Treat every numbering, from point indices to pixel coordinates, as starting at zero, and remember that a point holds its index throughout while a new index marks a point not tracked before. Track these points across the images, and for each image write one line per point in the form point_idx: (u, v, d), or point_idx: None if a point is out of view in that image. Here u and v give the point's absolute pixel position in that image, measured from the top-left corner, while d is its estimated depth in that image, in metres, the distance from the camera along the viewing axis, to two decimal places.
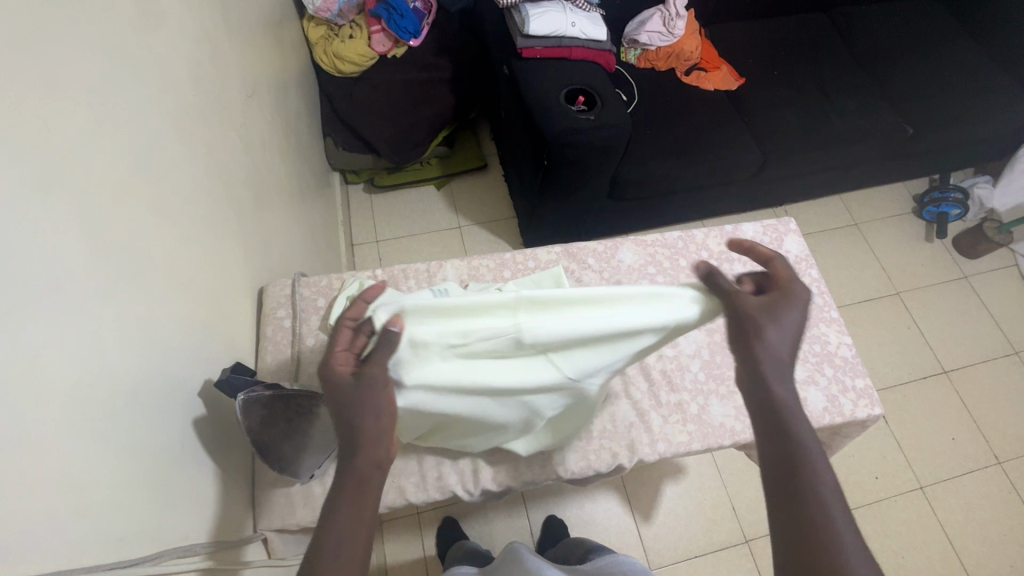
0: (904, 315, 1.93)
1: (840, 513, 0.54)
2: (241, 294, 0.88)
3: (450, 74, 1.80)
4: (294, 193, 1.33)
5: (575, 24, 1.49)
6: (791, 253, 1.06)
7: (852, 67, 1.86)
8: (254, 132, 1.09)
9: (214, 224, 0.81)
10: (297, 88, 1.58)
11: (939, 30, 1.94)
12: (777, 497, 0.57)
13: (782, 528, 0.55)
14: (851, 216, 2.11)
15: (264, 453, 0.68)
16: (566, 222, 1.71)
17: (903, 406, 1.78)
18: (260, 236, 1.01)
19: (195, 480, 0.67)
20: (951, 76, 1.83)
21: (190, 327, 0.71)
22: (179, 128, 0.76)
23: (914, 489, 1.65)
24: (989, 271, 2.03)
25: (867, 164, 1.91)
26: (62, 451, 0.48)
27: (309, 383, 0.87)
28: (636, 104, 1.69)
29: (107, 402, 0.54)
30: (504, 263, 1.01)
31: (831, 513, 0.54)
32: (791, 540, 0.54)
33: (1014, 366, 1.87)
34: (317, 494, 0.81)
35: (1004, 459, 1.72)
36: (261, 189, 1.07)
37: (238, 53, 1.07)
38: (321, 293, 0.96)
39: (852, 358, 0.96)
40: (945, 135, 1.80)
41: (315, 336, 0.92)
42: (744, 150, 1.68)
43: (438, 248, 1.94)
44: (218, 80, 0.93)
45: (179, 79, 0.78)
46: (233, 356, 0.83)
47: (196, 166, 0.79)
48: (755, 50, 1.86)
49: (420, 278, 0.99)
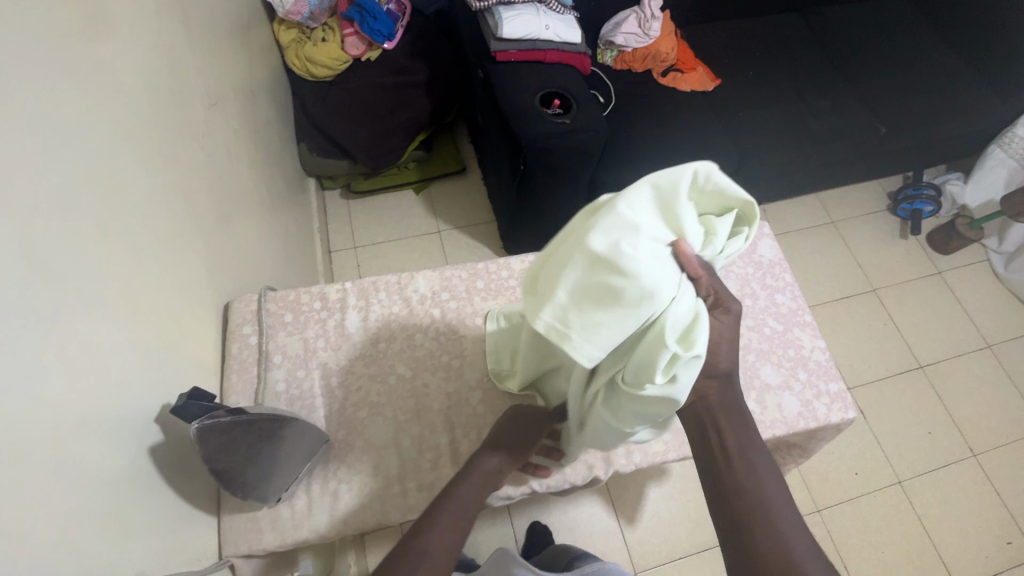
0: (881, 311, 1.96)
1: (795, 535, 0.62)
2: (203, 310, 0.85)
3: (425, 78, 1.78)
4: (264, 202, 1.30)
5: (549, 26, 1.48)
6: (765, 257, 1.06)
7: (826, 67, 1.88)
8: (218, 142, 1.06)
9: (174, 240, 0.79)
10: (267, 92, 1.55)
11: (911, 29, 1.96)
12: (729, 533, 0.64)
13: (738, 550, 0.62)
14: (829, 215, 2.13)
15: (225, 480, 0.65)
16: (544, 225, 1.70)
17: (880, 402, 1.80)
18: (224, 249, 0.98)
19: (153, 509, 0.65)
20: (922, 75, 1.86)
21: (146, 350, 0.68)
22: (131, 139, 0.73)
23: (893, 484, 1.68)
24: (962, 266, 2.07)
25: (842, 163, 1.93)
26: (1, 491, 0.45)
27: (277, 402, 0.84)
28: (613, 106, 1.69)
29: (50, 435, 0.51)
30: (478, 274, 0.99)
31: (785, 534, 0.61)
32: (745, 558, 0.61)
33: (987, 360, 1.91)
34: (286, 516, 0.78)
35: (979, 451, 1.75)
36: (226, 200, 1.04)
37: (200, 61, 1.04)
38: (289, 307, 0.93)
39: (826, 362, 0.95)
40: (917, 133, 1.83)
41: (283, 353, 0.89)
42: (721, 151, 1.69)
43: (418, 254, 1.92)
44: (177, 89, 0.91)
45: (132, 88, 0.75)
46: (194, 377, 0.80)
47: (151, 179, 0.76)
48: (731, 51, 1.87)
49: (391, 290, 0.96)
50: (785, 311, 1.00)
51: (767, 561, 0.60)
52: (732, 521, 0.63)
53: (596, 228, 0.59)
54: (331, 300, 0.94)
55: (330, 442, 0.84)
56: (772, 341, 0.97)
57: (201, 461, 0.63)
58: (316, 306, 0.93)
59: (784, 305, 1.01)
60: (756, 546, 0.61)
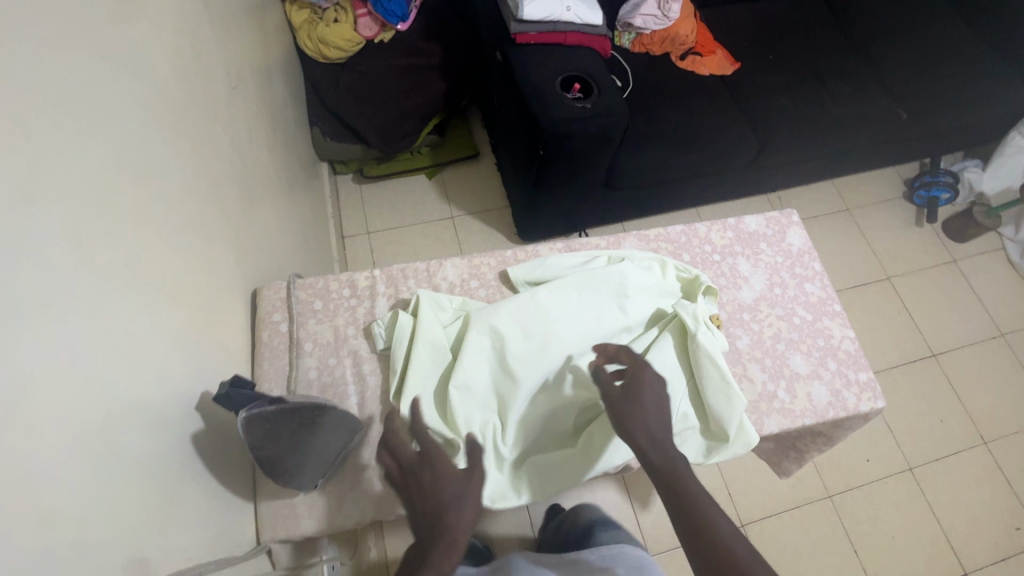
0: (895, 299, 1.96)
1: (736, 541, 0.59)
2: (231, 298, 0.84)
3: (439, 60, 1.77)
4: (281, 186, 1.28)
5: (570, 7, 1.42)
6: (794, 246, 0.98)
7: (846, 51, 1.85)
8: (239, 126, 1.04)
9: (202, 227, 0.78)
10: (281, 74, 1.52)
11: (933, 11, 1.93)
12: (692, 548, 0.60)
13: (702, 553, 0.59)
14: (844, 202, 2.12)
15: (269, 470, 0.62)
16: (560, 211, 1.70)
17: (892, 390, 1.81)
18: (248, 235, 0.96)
19: (193, 496, 0.64)
20: (946, 58, 1.82)
21: (173, 338, 0.66)
22: (150, 115, 0.70)
23: (904, 471, 1.69)
24: (977, 255, 2.06)
25: (862, 149, 1.90)
26: (31, 477, 0.43)
27: (310, 390, 0.80)
28: (631, 91, 1.67)
29: (100, 427, 0.51)
30: (507, 261, 0.93)
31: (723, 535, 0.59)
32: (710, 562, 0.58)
33: (1001, 349, 1.90)
34: (322, 504, 0.75)
35: (989, 440, 1.76)
36: (247, 184, 1.02)
37: (218, 41, 1.01)
38: (317, 295, 0.87)
39: (856, 352, 0.89)
40: (937, 121, 1.80)
41: (315, 341, 0.84)
42: (739, 136, 1.67)
43: (432, 240, 1.91)
44: (200, 72, 0.89)
45: (152, 63, 0.72)
46: (227, 364, 0.79)
47: (171, 159, 0.73)
48: (751, 33, 1.84)
49: (421, 278, 0.89)
50: (815, 301, 0.93)
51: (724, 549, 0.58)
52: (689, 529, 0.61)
53: (610, 255, 0.92)
54: (360, 288, 0.88)
55: (365, 431, 0.78)
56: (801, 330, 0.90)
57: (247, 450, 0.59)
58: (345, 294, 0.88)
59: (813, 294, 0.94)
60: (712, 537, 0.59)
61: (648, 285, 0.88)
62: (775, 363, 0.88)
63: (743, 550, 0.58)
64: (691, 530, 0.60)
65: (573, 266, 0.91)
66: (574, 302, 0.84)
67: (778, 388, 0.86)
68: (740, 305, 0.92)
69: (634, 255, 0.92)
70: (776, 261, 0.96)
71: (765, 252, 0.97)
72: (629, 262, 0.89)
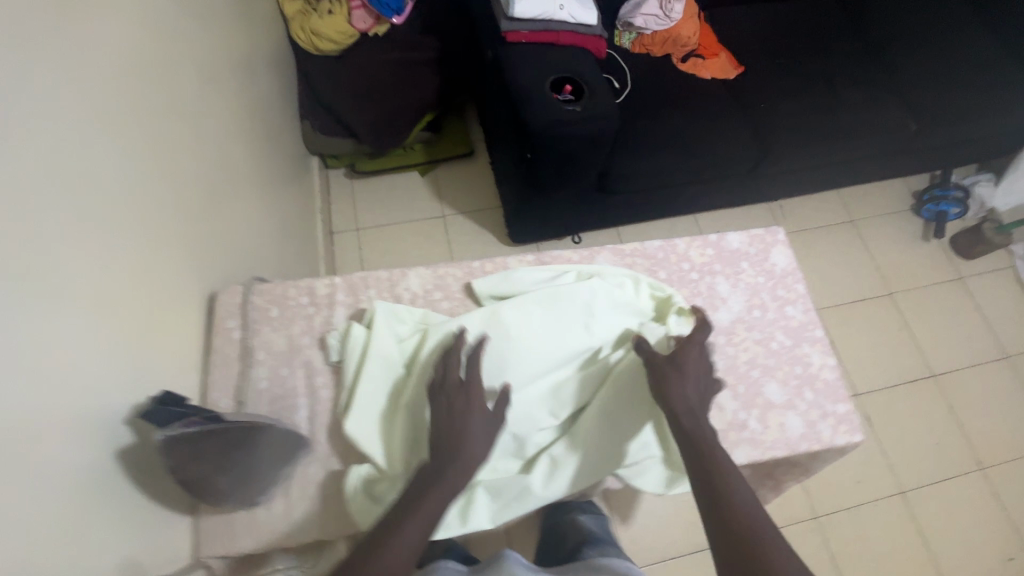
0: (896, 316, 1.90)
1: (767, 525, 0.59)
2: (186, 302, 0.81)
3: (434, 55, 1.73)
4: (260, 182, 1.26)
5: (563, 6, 1.38)
6: (778, 266, 0.93)
7: (856, 57, 1.77)
8: (210, 121, 1.01)
9: (155, 229, 0.76)
10: (269, 66, 1.49)
11: (950, 17, 1.85)
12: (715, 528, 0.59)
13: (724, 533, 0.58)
14: (848, 213, 2.05)
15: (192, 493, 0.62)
16: (551, 214, 1.66)
17: (888, 410, 1.76)
18: (212, 235, 0.94)
19: (124, 513, 0.62)
20: (962, 67, 1.75)
21: (111, 345, 0.64)
22: (97, 110, 0.67)
23: (896, 494, 1.64)
24: (986, 272, 1.99)
25: (869, 159, 1.83)
26: None
27: (260, 403, 0.78)
28: (628, 92, 1.61)
29: (10, 445, 0.49)
30: (474, 272, 0.90)
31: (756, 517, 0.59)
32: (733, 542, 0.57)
33: (1005, 371, 1.84)
34: (263, 520, 0.72)
35: (987, 465, 1.70)
36: (216, 182, 1.00)
37: (191, 34, 0.98)
38: (274, 301, 0.86)
39: (835, 382, 0.85)
40: (949, 132, 1.73)
41: (268, 350, 0.82)
42: (739, 143, 1.61)
43: (422, 238, 1.88)
44: (165, 66, 0.86)
45: (103, 56, 0.69)
46: (177, 372, 0.77)
47: (121, 156, 0.70)
48: (757, 36, 1.77)
49: (381, 287, 0.87)
50: (795, 325, 0.89)
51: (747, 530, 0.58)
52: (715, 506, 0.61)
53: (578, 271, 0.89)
54: (319, 296, 0.87)
55: (312, 445, 0.76)
56: (778, 356, 0.86)
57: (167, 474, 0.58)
58: (303, 301, 0.86)
59: (794, 318, 0.89)
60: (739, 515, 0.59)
61: (614, 303, 0.84)
62: (748, 391, 0.84)
63: (770, 531, 0.58)
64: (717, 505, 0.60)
65: (540, 281, 0.87)
66: (529, 319, 0.81)
67: (749, 417, 0.82)
68: (716, 327, 0.88)
69: (606, 271, 0.89)
70: (757, 281, 0.92)
71: (746, 271, 0.92)
72: (598, 279, 0.85)
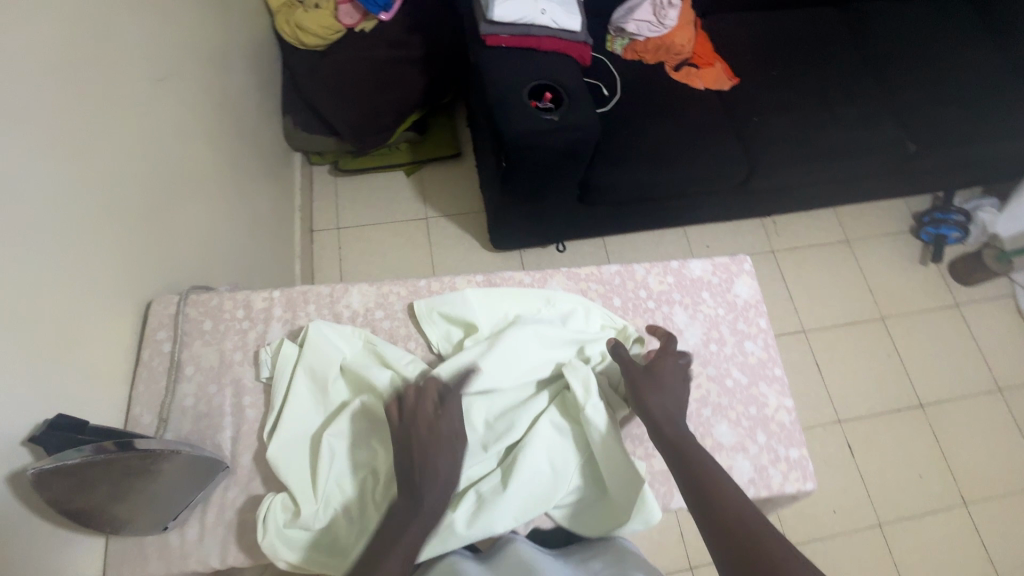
0: (886, 341, 1.84)
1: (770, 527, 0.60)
2: (118, 312, 0.79)
3: (420, 54, 1.68)
4: (225, 181, 1.23)
5: (545, 11, 1.34)
6: (740, 298, 0.91)
7: (858, 72, 1.71)
8: (165, 120, 0.98)
9: (83, 237, 0.73)
10: (247, 60, 1.46)
11: (961, 34, 1.77)
12: (716, 535, 0.61)
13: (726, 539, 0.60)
14: (844, 232, 1.99)
15: (78, 516, 0.61)
16: (530, 223, 1.62)
17: (871, 438, 1.71)
18: (157, 240, 0.91)
19: (21, 535, 0.61)
20: (969, 87, 1.68)
21: (15, 363, 0.61)
22: (15, 114, 0.64)
23: (872, 527, 1.60)
24: (983, 300, 1.92)
25: (867, 179, 1.76)
26: None
27: (182, 418, 0.80)
28: (616, 100, 1.57)
29: None
30: (418, 291, 0.91)
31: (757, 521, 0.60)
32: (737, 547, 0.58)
33: (996, 405, 1.78)
34: (175, 546, 0.73)
35: (971, 501, 1.65)
36: (168, 184, 0.97)
37: (147, 30, 0.96)
38: (209, 314, 0.87)
39: (790, 425, 0.82)
40: (952, 155, 1.66)
41: (196, 364, 0.84)
42: (728, 157, 1.56)
43: (403, 240, 1.85)
44: (109, 64, 0.83)
45: (26, 58, 0.66)
46: (100, 385, 0.75)
47: (40, 163, 0.68)
48: (755, 46, 1.71)
49: (322, 303, 0.89)
50: (753, 362, 0.87)
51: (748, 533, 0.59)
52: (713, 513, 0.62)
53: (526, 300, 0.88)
54: (255, 310, 0.89)
55: (232, 468, 0.78)
56: (732, 395, 0.84)
57: (47, 499, 0.58)
58: (239, 314, 0.88)
59: (753, 354, 0.87)
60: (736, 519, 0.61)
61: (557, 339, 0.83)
62: (697, 430, 0.81)
63: (770, 532, 0.59)
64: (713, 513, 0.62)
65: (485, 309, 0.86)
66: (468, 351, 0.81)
67: None
68: None
69: (560, 301, 0.87)
70: (717, 313, 0.90)
71: (706, 302, 0.90)
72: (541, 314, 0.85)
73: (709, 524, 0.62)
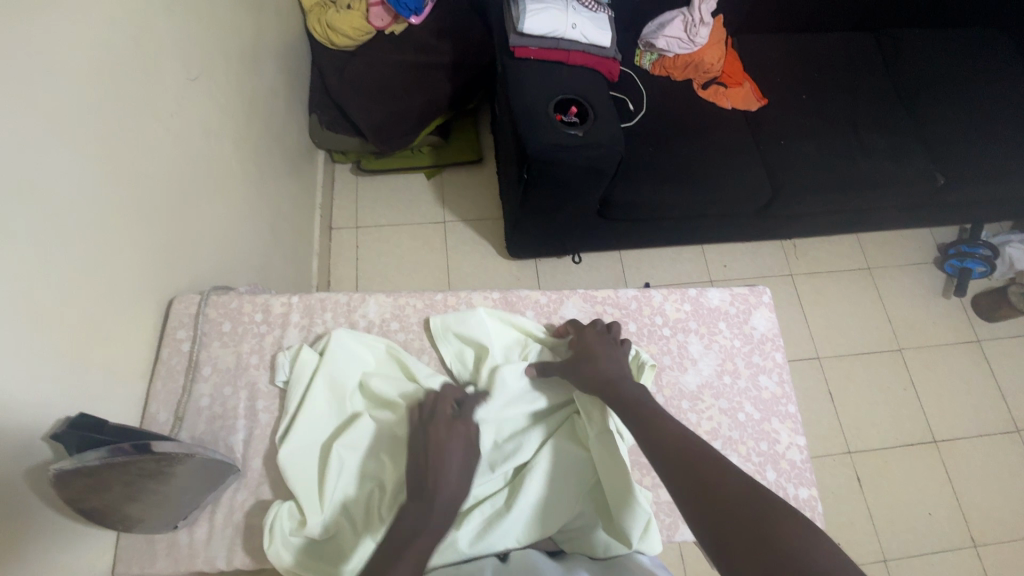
0: (903, 374, 1.81)
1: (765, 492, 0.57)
2: (141, 310, 0.81)
3: (449, 60, 1.69)
4: (250, 180, 1.25)
5: (576, 25, 1.32)
6: (757, 330, 0.91)
7: (890, 100, 1.68)
8: (195, 119, 1.00)
9: (110, 236, 0.75)
10: (277, 59, 1.48)
11: (999, 66, 1.73)
12: (709, 523, 0.57)
13: (724, 519, 0.56)
14: (866, 259, 1.96)
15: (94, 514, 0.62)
16: (548, 234, 1.61)
17: (882, 472, 1.68)
18: (182, 238, 0.93)
19: (38, 528, 0.63)
20: (1003, 121, 1.64)
21: (38, 361, 0.62)
22: (52, 116, 0.66)
23: (877, 562, 1.57)
24: (1006, 337, 1.88)
25: (892, 210, 1.73)
26: None
27: (197, 419, 0.82)
28: (641, 116, 1.56)
29: None
30: (434, 305, 0.93)
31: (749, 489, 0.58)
32: (739, 524, 0.55)
33: (1013, 446, 1.73)
34: (183, 545, 0.76)
35: (981, 543, 1.61)
36: (195, 183, 0.99)
37: (182, 30, 0.97)
38: (228, 316, 0.89)
39: (801, 464, 0.82)
40: (985, 190, 1.62)
41: (213, 365, 0.86)
42: (752, 180, 1.54)
43: (419, 243, 1.86)
44: (144, 66, 0.85)
45: (65, 60, 0.68)
46: (120, 382, 0.77)
47: (74, 164, 0.69)
48: (786, 68, 1.69)
49: (338, 312, 0.91)
50: (767, 398, 0.86)
51: (742, 503, 0.57)
52: (700, 494, 0.59)
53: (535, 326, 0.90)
54: (273, 315, 0.90)
55: (243, 471, 0.80)
56: (743, 429, 0.84)
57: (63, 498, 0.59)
58: (257, 318, 0.90)
59: (767, 389, 0.87)
60: (727, 492, 0.58)
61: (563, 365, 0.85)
62: None
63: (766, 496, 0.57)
64: (701, 486, 0.59)
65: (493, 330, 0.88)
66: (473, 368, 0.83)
67: None
68: (682, 391, 0.85)
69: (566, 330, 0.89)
70: (732, 344, 0.89)
71: (722, 333, 0.90)
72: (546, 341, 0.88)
73: (700, 504, 0.58)
